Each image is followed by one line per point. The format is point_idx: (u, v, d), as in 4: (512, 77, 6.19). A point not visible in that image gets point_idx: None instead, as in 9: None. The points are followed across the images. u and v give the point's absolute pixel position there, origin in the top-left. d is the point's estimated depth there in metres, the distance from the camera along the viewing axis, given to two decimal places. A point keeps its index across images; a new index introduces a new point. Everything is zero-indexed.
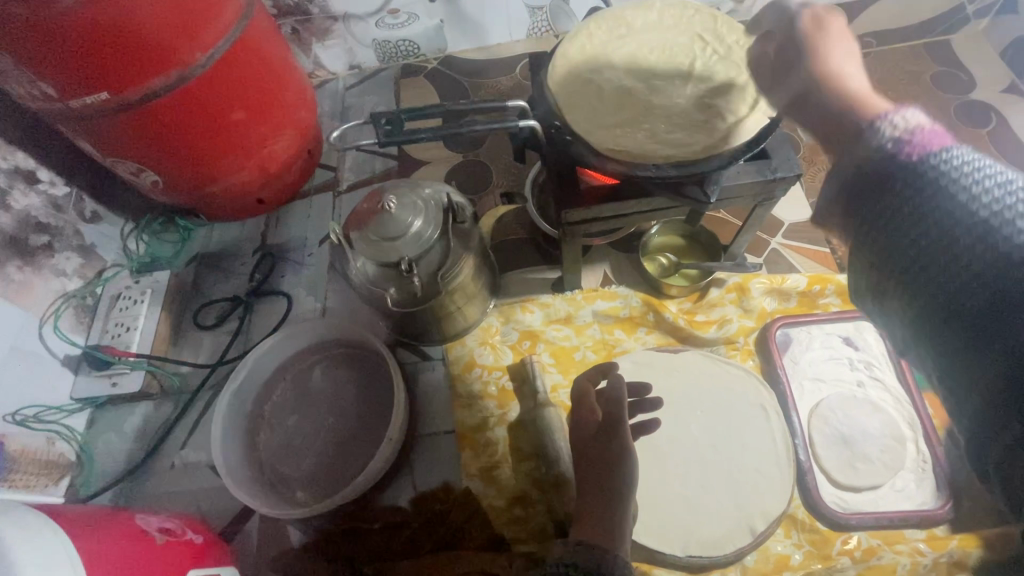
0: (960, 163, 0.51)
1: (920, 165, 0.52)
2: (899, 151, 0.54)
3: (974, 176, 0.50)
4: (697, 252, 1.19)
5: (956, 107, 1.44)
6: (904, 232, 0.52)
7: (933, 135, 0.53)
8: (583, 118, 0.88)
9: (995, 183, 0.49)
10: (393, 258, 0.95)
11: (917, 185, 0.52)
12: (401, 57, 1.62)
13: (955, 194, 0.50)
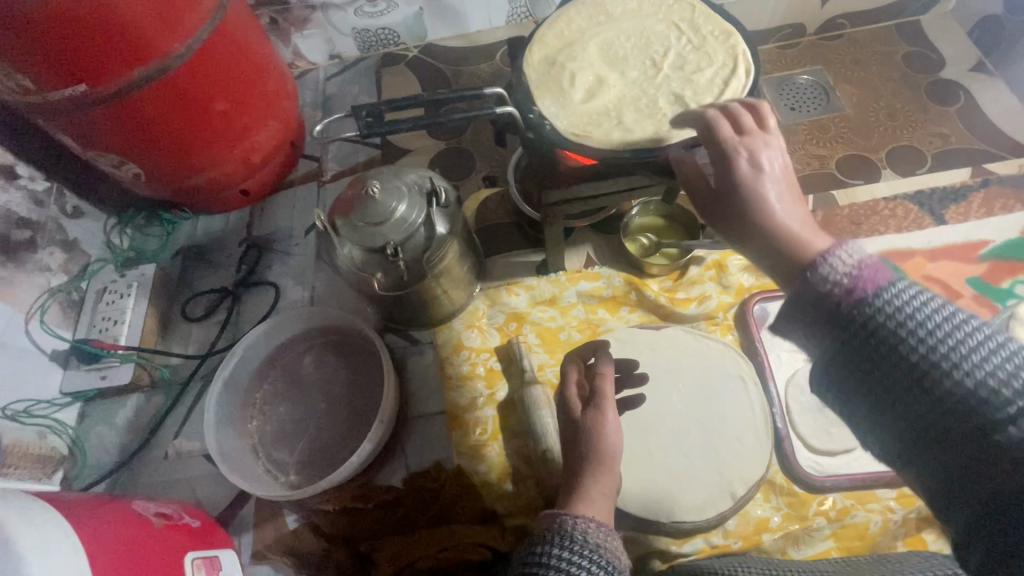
0: (905, 303, 0.50)
1: (868, 308, 0.51)
2: (845, 291, 0.52)
3: (917, 312, 0.50)
4: (677, 232, 1.22)
5: (926, 87, 1.47)
6: (867, 361, 0.51)
7: (871, 268, 0.52)
8: (556, 103, 0.90)
9: (932, 318, 0.50)
10: (380, 243, 0.96)
11: (872, 333, 0.51)
12: (381, 46, 1.62)
13: (907, 342, 0.50)
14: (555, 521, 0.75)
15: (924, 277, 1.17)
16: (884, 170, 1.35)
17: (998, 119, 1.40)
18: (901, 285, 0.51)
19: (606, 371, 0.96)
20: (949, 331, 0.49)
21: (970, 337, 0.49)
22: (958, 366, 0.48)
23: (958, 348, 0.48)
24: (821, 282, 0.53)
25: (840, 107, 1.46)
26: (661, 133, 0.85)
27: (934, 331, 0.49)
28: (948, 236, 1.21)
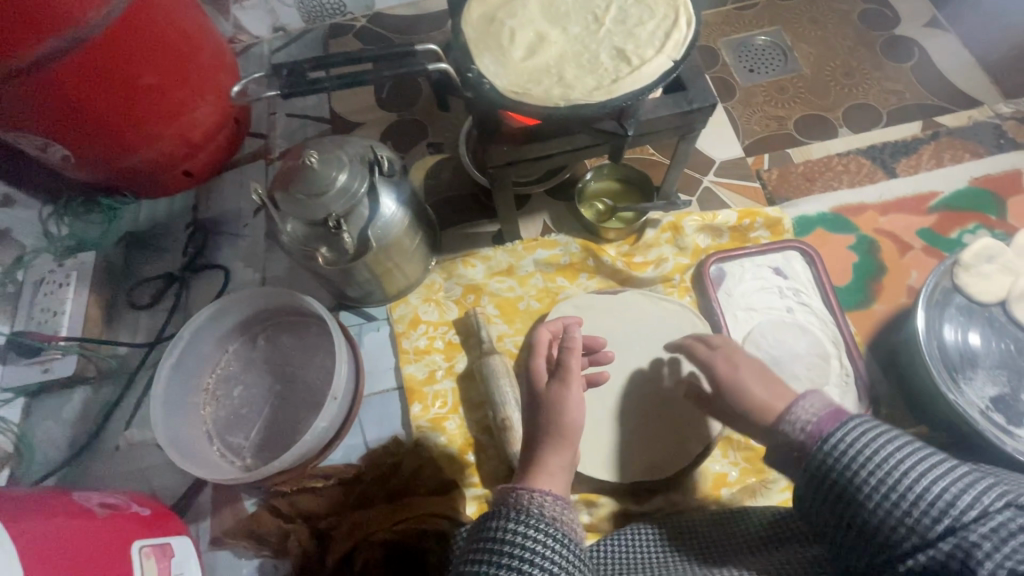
0: (850, 442, 0.60)
1: (815, 457, 0.62)
2: (807, 438, 0.64)
3: (860, 450, 0.59)
4: (633, 195, 1.21)
5: (881, 43, 1.45)
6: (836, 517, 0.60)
7: (828, 423, 0.63)
8: (494, 62, 0.87)
9: (877, 454, 0.58)
10: (321, 215, 0.93)
11: (830, 499, 0.60)
12: (327, 17, 1.56)
13: (854, 496, 0.58)
14: (510, 495, 0.74)
15: (875, 230, 1.18)
16: (840, 128, 1.33)
17: (951, 73, 1.38)
18: (851, 430, 0.61)
19: (573, 347, 0.88)
20: (885, 470, 0.56)
21: (902, 468, 0.56)
22: (891, 506, 0.55)
23: (889, 484, 0.56)
24: (790, 434, 0.66)
25: (797, 67, 1.43)
26: (600, 89, 0.82)
27: (876, 475, 0.57)
28: (899, 189, 1.22)
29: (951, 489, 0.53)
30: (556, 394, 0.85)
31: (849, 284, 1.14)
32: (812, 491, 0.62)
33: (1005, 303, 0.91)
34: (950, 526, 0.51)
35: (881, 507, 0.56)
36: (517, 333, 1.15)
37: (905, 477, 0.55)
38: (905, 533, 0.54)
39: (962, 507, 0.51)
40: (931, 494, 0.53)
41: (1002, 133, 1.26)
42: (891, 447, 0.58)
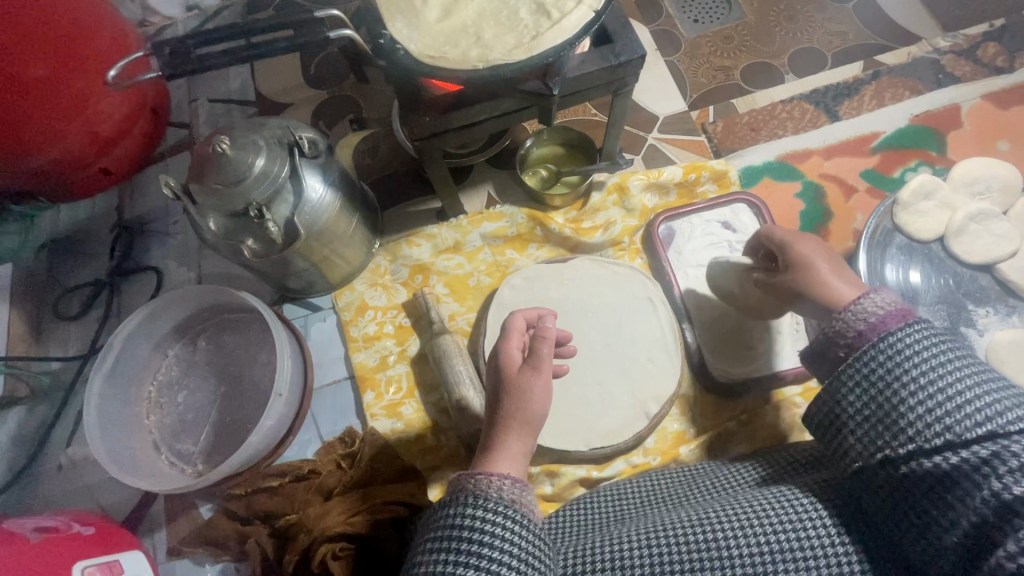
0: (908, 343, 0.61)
1: (871, 351, 0.63)
2: (868, 331, 0.65)
3: (919, 352, 0.60)
4: (576, 159, 1.17)
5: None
6: (882, 408, 0.60)
7: (891, 318, 0.64)
8: (408, 25, 0.81)
9: (940, 359, 0.59)
10: (240, 205, 0.88)
11: (866, 391, 0.62)
12: None
13: (894, 393, 0.60)
14: (467, 480, 0.70)
15: (820, 176, 1.18)
16: (786, 76, 1.30)
17: (894, 10, 1.35)
18: (919, 331, 0.62)
19: (548, 338, 0.82)
20: (938, 373, 0.58)
21: (951, 372, 0.58)
22: (926, 408, 0.57)
23: (937, 387, 0.57)
24: (847, 325, 0.67)
25: (741, 15, 1.39)
26: (520, 47, 0.77)
27: (923, 379, 0.58)
28: (842, 132, 1.21)
29: (991, 400, 0.55)
30: (521, 382, 0.80)
31: (797, 232, 1.14)
32: (854, 381, 0.64)
33: (943, 239, 0.91)
34: (990, 433, 0.53)
35: (921, 408, 0.58)
36: (469, 311, 1.12)
37: (951, 386, 0.57)
38: (938, 434, 0.56)
39: (1000, 421, 0.53)
40: (975, 403, 0.55)
41: (940, 68, 1.25)
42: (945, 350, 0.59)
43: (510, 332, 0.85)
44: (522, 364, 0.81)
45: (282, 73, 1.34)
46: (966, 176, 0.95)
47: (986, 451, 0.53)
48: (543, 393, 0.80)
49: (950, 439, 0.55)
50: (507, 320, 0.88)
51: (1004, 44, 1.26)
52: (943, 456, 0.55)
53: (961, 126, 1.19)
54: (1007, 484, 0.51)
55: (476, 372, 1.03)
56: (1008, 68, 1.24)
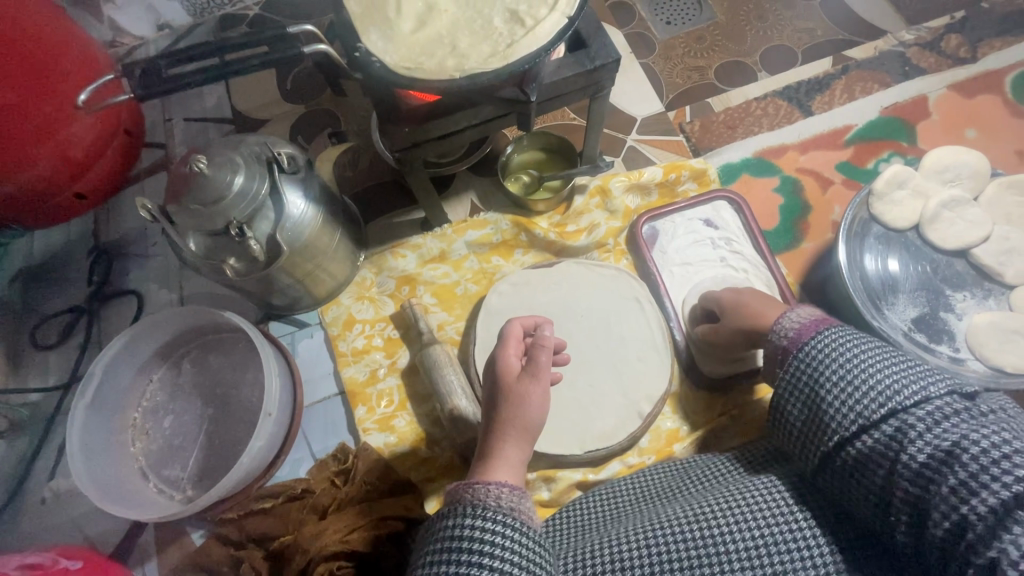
0: (823, 343, 0.65)
1: (795, 357, 0.68)
2: (788, 341, 0.69)
3: (830, 350, 0.64)
4: (558, 164, 1.18)
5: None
6: (810, 412, 0.65)
7: (809, 326, 0.69)
8: (382, 37, 0.81)
9: (842, 351, 0.63)
10: (220, 224, 0.86)
11: (797, 395, 0.66)
12: (215, 7, 1.40)
13: (818, 390, 0.64)
14: (464, 491, 0.70)
15: (797, 169, 1.20)
16: (759, 74, 1.33)
17: (860, 6, 1.38)
18: (829, 332, 0.66)
19: (546, 345, 0.84)
20: (848, 365, 0.62)
21: (860, 362, 0.62)
22: (844, 400, 0.61)
23: (850, 377, 0.61)
24: (774, 340, 0.72)
25: (713, 16, 1.41)
26: (496, 56, 0.78)
27: (835, 372, 0.63)
28: (815, 126, 1.24)
29: (895, 382, 0.59)
30: (518, 389, 0.81)
31: (777, 226, 1.16)
32: (785, 387, 0.68)
33: (919, 227, 0.93)
34: (897, 411, 0.57)
35: (839, 400, 0.61)
36: (458, 320, 1.12)
37: (861, 374, 0.61)
38: (855, 422, 0.60)
39: (902, 400, 0.57)
40: (880, 387, 0.59)
41: (906, 60, 1.28)
42: (853, 344, 0.63)
43: (507, 340, 0.87)
44: (520, 372, 0.83)
45: (258, 89, 1.33)
46: (936, 164, 0.97)
47: (894, 428, 0.56)
48: (539, 401, 0.81)
49: (867, 423, 0.59)
50: (504, 327, 0.90)
51: (966, 35, 1.30)
52: (865, 439, 0.58)
53: (929, 115, 1.22)
54: (920, 455, 0.54)
55: (468, 381, 1.03)
56: (971, 58, 1.27)
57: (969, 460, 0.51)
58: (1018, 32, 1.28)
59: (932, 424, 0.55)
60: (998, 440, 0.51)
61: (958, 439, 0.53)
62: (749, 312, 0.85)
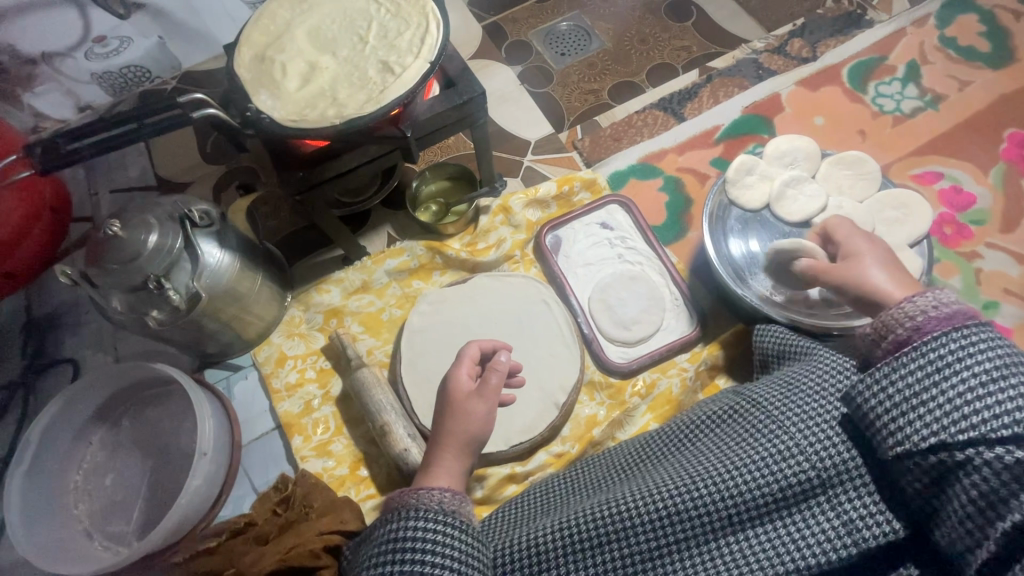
0: (983, 338, 0.63)
1: (943, 341, 0.64)
2: (951, 318, 0.67)
3: (993, 349, 0.62)
4: (463, 190, 1.30)
5: (664, 8, 1.60)
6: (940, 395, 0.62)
7: (957, 313, 0.67)
8: (271, 96, 0.92)
9: (1001, 356, 0.62)
10: (138, 279, 0.93)
11: (927, 375, 0.63)
12: (134, 85, 1.49)
13: (951, 380, 0.61)
14: (411, 495, 0.71)
15: (677, 169, 1.34)
16: (647, 88, 1.49)
17: (724, 21, 1.56)
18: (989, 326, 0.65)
19: (499, 370, 0.86)
20: (1003, 374, 0.61)
21: (1018, 379, 0.60)
22: (986, 404, 0.59)
23: (1001, 389, 0.60)
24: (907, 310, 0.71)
25: (601, 44, 1.57)
26: (370, 101, 0.89)
27: (998, 372, 0.61)
28: (689, 130, 1.39)
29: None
30: (460, 401, 0.84)
31: (664, 221, 1.29)
32: (914, 360, 0.64)
33: (770, 206, 1.08)
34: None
35: (994, 401, 0.59)
36: (385, 343, 1.19)
37: (1019, 389, 0.60)
38: (1001, 422, 0.59)
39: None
40: None
41: (760, 65, 1.46)
42: (1006, 359, 0.62)
43: (462, 361, 0.88)
44: (470, 392, 0.85)
45: (180, 154, 1.41)
46: (777, 151, 1.12)
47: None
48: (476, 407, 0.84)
49: (1022, 443, 0.58)
50: (465, 348, 0.90)
51: (807, 39, 1.48)
52: (1003, 451, 0.58)
53: (783, 109, 1.40)
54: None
55: (398, 398, 1.10)
56: (812, 58, 1.45)
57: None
58: (849, 31, 1.48)
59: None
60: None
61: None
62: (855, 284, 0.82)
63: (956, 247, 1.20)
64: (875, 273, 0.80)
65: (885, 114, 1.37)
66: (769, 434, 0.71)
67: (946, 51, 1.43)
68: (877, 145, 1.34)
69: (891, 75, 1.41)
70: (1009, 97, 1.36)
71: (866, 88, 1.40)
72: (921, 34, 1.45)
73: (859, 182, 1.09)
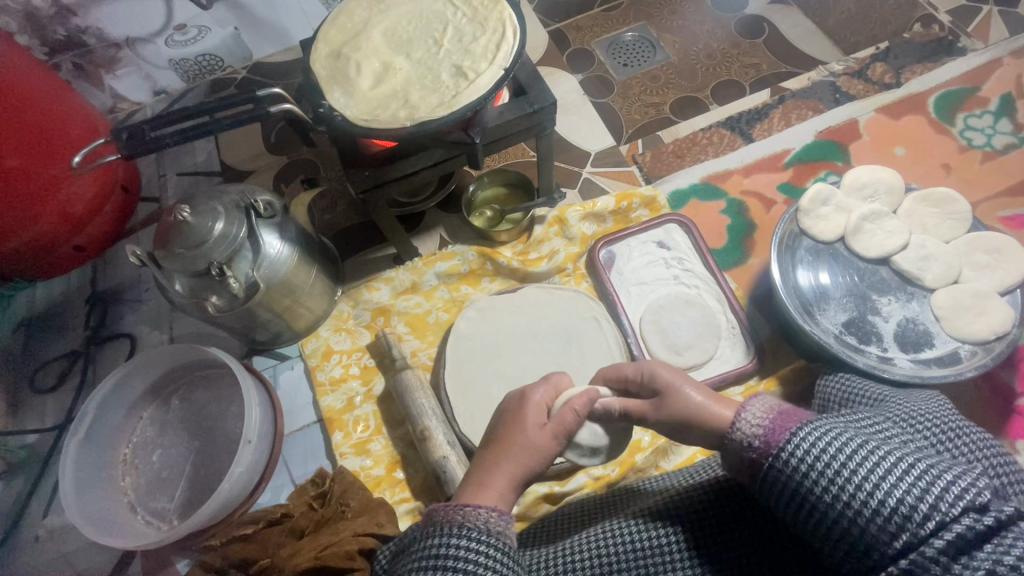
0: (818, 437, 0.58)
1: (772, 467, 0.60)
2: (758, 451, 0.62)
3: (834, 441, 0.57)
4: (519, 198, 1.28)
5: (737, 23, 1.55)
6: (820, 508, 0.56)
7: (779, 425, 0.62)
8: (344, 94, 0.93)
9: (829, 471, 0.56)
10: (202, 264, 0.95)
11: (781, 490, 0.59)
12: (207, 73, 1.53)
13: (814, 483, 0.57)
14: (453, 512, 0.67)
15: (742, 192, 1.29)
16: (712, 106, 1.44)
17: (799, 41, 1.50)
18: (812, 427, 0.60)
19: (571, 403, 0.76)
20: (860, 472, 0.55)
21: (872, 477, 0.54)
22: (859, 499, 0.54)
23: (868, 474, 0.54)
24: (740, 445, 0.63)
25: (666, 56, 1.53)
26: (442, 105, 0.88)
27: (847, 464, 0.56)
28: (757, 151, 1.34)
29: (931, 478, 0.52)
30: (526, 421, 0.76)
31: (725, 245, 1.25)
32: (759, 475, 0.61)
33: (844, 238, 1.02)
34: (937, 523, 0.50)
35: (868, 499, 0.54)
36: (430, 346, 1.19)
37: (885, 469, 0.54)
38: (888, 525, 0.52)
39: (944, 508, 0.50)
40: (914, 487, 0.52)
41: (837, 88, 1.39)
42: (833, 473, 0.56)
43: (544, 383, 0.81)
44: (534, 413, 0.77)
45: (244, 143, 1.45)
46: (855, 182, 1.06)
47: (943, 543, 0.49)
48: (540, 430, 0.75)
49: (907, 532, 0.51)
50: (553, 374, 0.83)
51: (890, 64, 1.40)
52: (892, 545, 0.52)
53: (860, 137, 1.33)
54: (943, 559, 0.49)
55: (440, 403, 1.08)
56: (894, 84, 1.38)
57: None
58: (937, 57, 1.39)
59: (981, 535, 0.49)
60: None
61: (1011, 555, 0.48)
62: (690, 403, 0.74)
63: None
64: (690, 397, 0.75)
65: (973, 148, 1.28)
66: (688, 526, 0.68)
67: None
68: (961, 180, 1.25)
69: (982, 108, 1.32)
70: None
71: (953, 119, 1.32)
72: (1017, 66, 1.36)
73: (946, 222, 1.02)
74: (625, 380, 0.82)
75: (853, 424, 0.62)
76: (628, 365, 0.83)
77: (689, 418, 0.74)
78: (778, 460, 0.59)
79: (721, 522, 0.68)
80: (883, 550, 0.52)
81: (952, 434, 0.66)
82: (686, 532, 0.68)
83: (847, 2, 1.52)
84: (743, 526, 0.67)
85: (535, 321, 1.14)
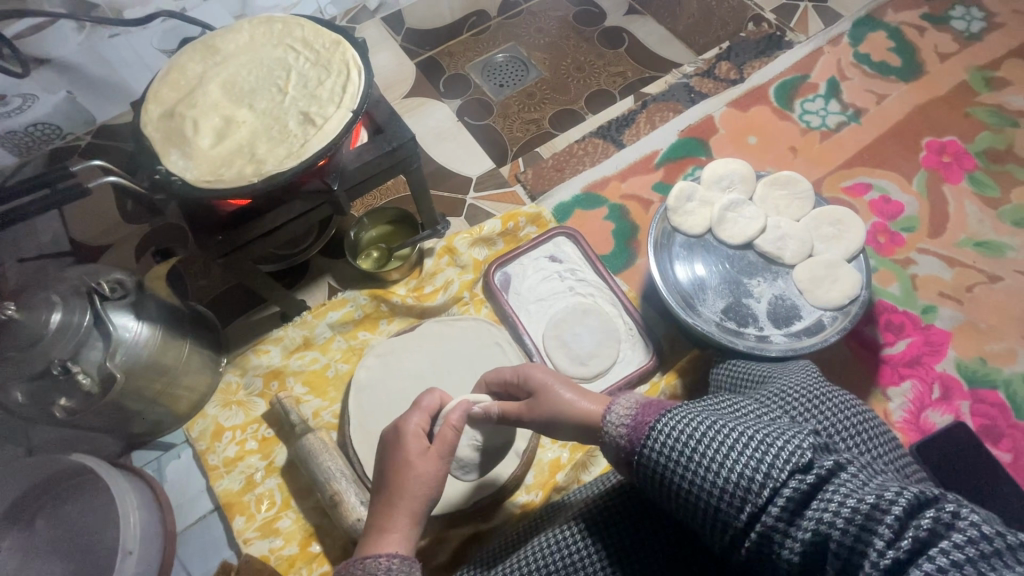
0: (672, 425, 0.60)
1: (638, 459, 0.61)
2: (627, 446, 0.63)
3: (684, 427, 0.59)
4: (405, 233, 1.26)
5: (598, 36, 1.63)
6: (683, 494, 0.58)
7: (642, 419, 0.63)
8: (182, 155, 0.86)
9: (682, 456, 0.58)
10: (41, 366, 0.84)
11: (649, 480, 0.60)
12: (43, 143, 1.37)
13: (672, 472, 0.58)
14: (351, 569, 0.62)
15: (621, 197, 1.35)
16: (586, 116, 1.49)
17: (655, 47, 1.59)
18: (668, 416, 0.61)
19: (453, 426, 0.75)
20: (709, 452, 0.57)
21: (718, 454, 0.56)
22: (709, 479, 0.56)
23: (713, 454, 0.57)
24: (613, 440, 0.65)
25: (538, 74, 1.58)
26: (291, 156, 0.84)
27: (696, 448, 0.58)
28: (629, 156, 1.40)
29: (765, 447, 0.55)
30: (419, 466, 0.73)
31: (612, 249, 1.29)
32: (632, 471, 0.63)
33: (711, 229, 1.08)
34: (772, 490, 0.53)
35: (716, 477, 0.56)
36: (332, 403, 1.12)
37: (726, 446, 0.57)
38: (736, 499, 0.54)
39: (776, 474, 0.53)
40: (752, 459, 0.55)
41: (691, 88, 1.49)
42: (685, 457, 0.58)
43: (418, 409, 0.78)
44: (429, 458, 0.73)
45: (95, 215, 1.31)
46: (714, 175, 1.14)
47: (778, 509, 0.52)
48: (436, 471, 0.73)
49: (750, 504, 0.53)
50: (421, 396, 0.80)
51: (733, 61, 1.52)
52: (741, 519, 0.54)
53: (717, 131, 1.43)
54: (781, 524, 0.52)
55: (350, 462, 1.02)
56: (739, 79, 1.50)
57: (845, 525, 0.48)
58: (772, 52, 1.53)
59: (807, 494, 0.52)
60: (878, 496, 0.48)
61: (830, 510, 0.50)
62: (577, 413, 0.73)
63: (891, 255, 1.25)
64: (564, 393, 0.75)
65: (812, 129, 1.42)
66: (584, 531, 0.68)
67: (862, 67, 1.50)
68: (808, 160, 1.38)
69: (815, 93, 1.47)
70: (924, 107, 1.43)
71: (793, 105, 1.45)
72: (837, 53, 1.52)
73: (795, 202, 1.11)
74: (505, 383, 0.84)
75: (711, 407, 0.64)
76: (508, 368, 0.85)
77: (563, 414, 0.74)
78: (642, 452, 0.61)
79: (620, 521, 0.67)
80: (735, 523, 0.54)
81: (808, 401, 0.70)
82: (589, 542, 0.67)
83: (691, 8, 1.64)
84: (645, 527, 0.66)
85: (437, 358, 1.11)
